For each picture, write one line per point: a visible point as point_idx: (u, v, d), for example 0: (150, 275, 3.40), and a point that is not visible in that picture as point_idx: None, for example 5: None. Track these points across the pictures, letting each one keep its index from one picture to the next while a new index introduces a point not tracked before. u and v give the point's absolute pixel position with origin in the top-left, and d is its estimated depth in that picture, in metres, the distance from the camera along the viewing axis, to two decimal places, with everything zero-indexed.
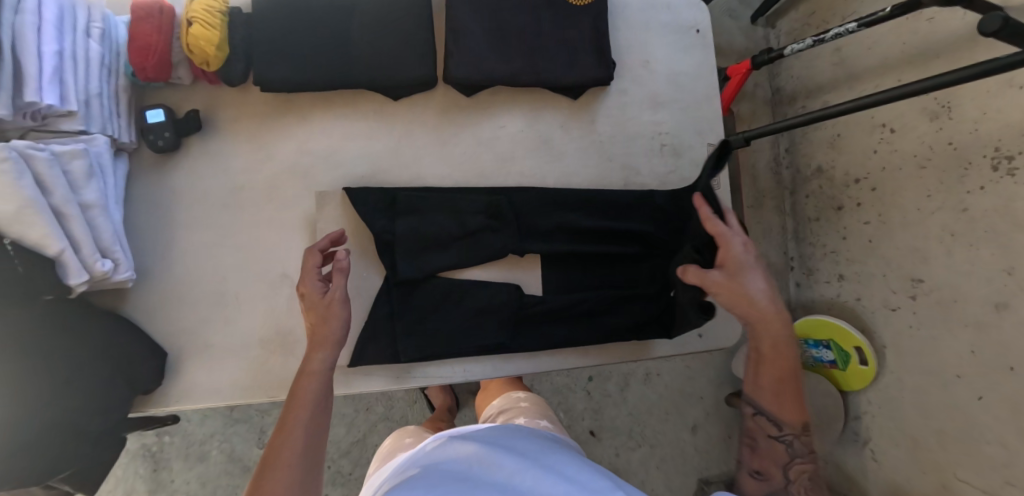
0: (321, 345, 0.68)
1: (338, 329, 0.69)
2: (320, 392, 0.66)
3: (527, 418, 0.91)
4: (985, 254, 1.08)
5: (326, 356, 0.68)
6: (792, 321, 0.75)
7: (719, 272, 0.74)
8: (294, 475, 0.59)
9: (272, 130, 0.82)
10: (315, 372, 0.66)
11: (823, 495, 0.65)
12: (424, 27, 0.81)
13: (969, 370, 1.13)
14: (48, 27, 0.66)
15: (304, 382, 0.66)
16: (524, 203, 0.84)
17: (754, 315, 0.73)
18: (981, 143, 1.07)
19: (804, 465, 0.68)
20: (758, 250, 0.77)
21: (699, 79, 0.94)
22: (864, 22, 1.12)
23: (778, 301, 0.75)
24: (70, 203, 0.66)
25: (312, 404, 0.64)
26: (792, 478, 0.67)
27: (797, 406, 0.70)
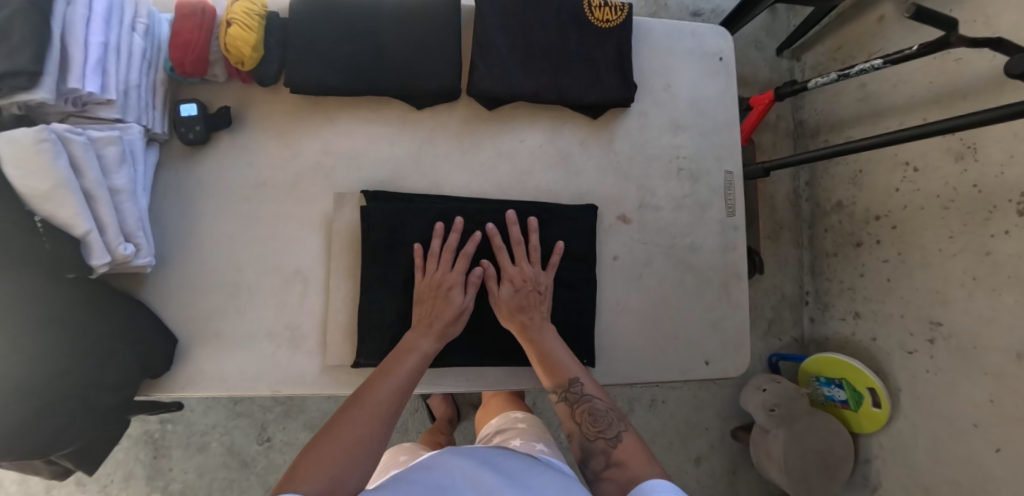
0: (432, 334, 0.74)
1: (449, 328, 0.75)
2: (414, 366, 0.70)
3: (523, 439, 0.90)
4: (1008, 300, 1.05)
5: (433, 342, 0.74)
6: (547, 314, 0.80)
7: (490, 289, 0.79)
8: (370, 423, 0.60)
9: (299, 130, 0.84)
10: (420, 352, 0.72)
11: (609, 424, 0.69)
12: (452, 40, 0.84)
13: (987, 419, 1.09)
14: (97, 20, 0.69)
15: (404, 358, 0.70)
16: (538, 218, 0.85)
17: (515, 321, 0.78)
18: (1006, 188, 1.05)
19: (584, 407, 0.72)
20: (534, 266, 0.82)
21: (722, 106, 0.94)
22: (890, 59, 1.11)
23: (534, 301, 0.80)
24: (99, 186, 0.68)
25: (408, 374, 0.68)
26: (580, 421, 0.71)
27: (556, 373, 0.75)
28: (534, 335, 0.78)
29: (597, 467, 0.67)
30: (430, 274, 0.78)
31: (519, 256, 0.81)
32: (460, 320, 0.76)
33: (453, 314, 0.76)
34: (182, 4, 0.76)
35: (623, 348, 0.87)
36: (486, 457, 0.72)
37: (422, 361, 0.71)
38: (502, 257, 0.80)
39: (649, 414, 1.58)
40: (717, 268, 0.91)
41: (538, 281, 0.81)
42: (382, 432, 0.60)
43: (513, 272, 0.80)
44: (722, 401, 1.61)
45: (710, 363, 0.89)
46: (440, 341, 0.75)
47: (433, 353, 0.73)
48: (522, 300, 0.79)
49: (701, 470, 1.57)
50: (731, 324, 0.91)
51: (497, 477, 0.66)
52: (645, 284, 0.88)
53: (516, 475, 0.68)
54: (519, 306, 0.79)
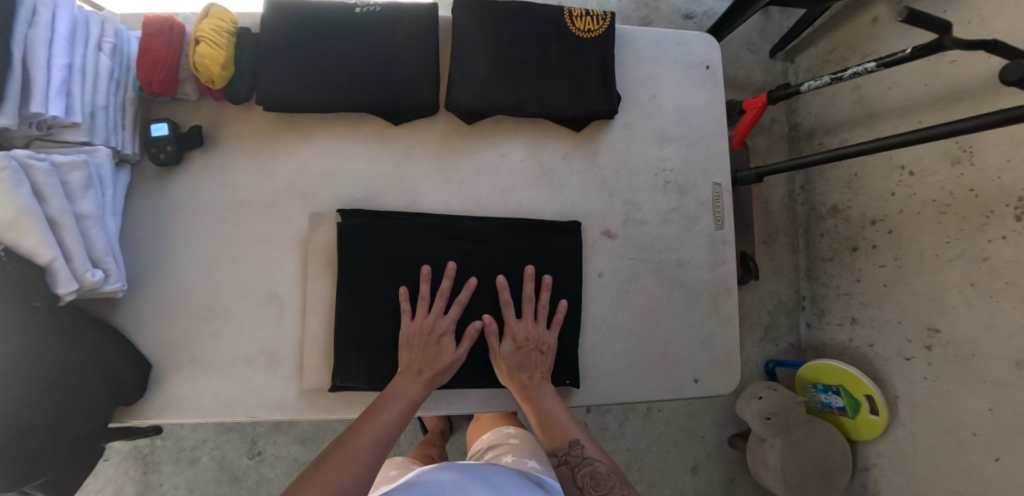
0: (416, 379, 0.74)
1: (437, 373, 0.75)
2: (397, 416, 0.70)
3: (516, 455, 0.88)
4: (1006, 308, 1.03)
5: (416, 388, 0.74)
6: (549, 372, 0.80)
7: (492, 345, 0.79)
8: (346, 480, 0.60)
9: (274, 148, 0.82)
10: (403, 399, 0.72)
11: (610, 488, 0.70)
12: (430, 53, 0.81)
13: (986, 428, 1.07)
14: (60, 40, 0.68)
15: (388, 405, 0.71)
16: (520, 233, 0.83)
17: (514, 379, 0.78)
18: (1004, 192, 1.03)
19: (587, 470, 0.73)
20: (541, 325, 0.81)
21: (709, 116, 0.92)
22: (883, 63, 1.08)
23: (535, 360, 0.80)
24: (65, 213, 0.66)
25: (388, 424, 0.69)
26: (583, 485, 0.72)
27: (555, 436, 0.76)
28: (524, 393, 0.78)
29: None
30: (420, 318, 0.78)
31: (527, 312, 0.81)
32: (451, 366, 0.77)
33: (445, 363, 0.76)
34: (149, 21, 0.74)
35: (609, 367, 0.85)
36: (477, 470, 0.69)
37: (407, 410, 0.72)
38: (508, 313, 0.80)
39: (645, 423, 1.56)
40: (706, 283, 0.89)
41: (541, 340, 0.80)
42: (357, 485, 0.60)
43: (517, 329, 0.79)
44: (719, 409, 1.59)
45: (699, 381, 0.87)
46: (427, 389, 0.74)
47: (418, 402, 0.73)
48: (524, 357, 0.79)
49: (698, 479, 1.55)
50: (721, 341, 0.88)
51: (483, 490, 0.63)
52: (631, 301, 0.86)
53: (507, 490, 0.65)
54: (518, 365, 0.79)
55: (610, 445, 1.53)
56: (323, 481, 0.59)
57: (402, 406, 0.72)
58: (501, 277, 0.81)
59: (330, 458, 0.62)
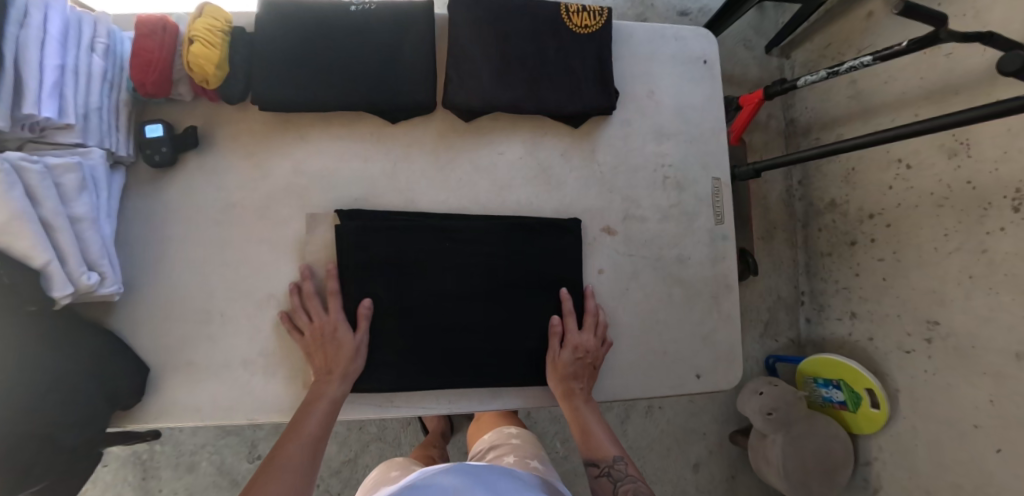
0: (339, 378, 0.74)
1: (353, 366, 0.75)
2: (323, 419, 0.71)
3: (517, 456, 0.88)
4: (1005, 300, 1.03)
5: (339, 386, 0.74)
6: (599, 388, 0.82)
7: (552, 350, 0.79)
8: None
9: (270, 148, 0.81)
10: (327, 400, 0.73)
11: None
12: (426, 51, 0.81)
13: (987, 421, 1.07)
14: (52, 41, 0.67)
15: (311, 409, 0.72)
16: (517, 230, 0.82)
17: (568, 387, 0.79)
18: (1001, 184, 1.03)
19: (627, 487, 0.74)
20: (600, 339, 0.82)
21: (706, 111, 0.92)
22: (879, 56, 1.08)
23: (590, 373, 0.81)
24: (58, 215, 0.65)
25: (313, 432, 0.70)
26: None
27: (600, 447, 0.78)
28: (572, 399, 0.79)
29: None
30: (315, 321, 0.76)
31: (587, 325, 0.81)
32: (359, 357, 0.76)
33: (351, 357, 0.75)
34: (142, 21, 0.73)
35: (610, 364, 0.84)
36: (480, 473, 0.70)
37: (331, 410, 0.73)
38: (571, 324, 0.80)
39: (646, 420, 1.55)
40: (706, 278, 0.89)
41: (598, 356, 0.81)
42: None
43: (579, 340, 0.79)
44: (720, 405, 1.59)
45: (701, 376, 0.87)
46: (347, 383, 0.74)
47: (342, 399, 0.74)
48: (579, 368, 0.80)
49: (700, 476, 1.55)
50: (722, 337, 0.88)
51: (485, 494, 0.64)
52: (631, 298, 0.86)
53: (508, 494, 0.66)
54: (574, 373, 0.79)
55: None
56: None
57: (326, 407, 0.72)
58: (500, 275, 0.81)
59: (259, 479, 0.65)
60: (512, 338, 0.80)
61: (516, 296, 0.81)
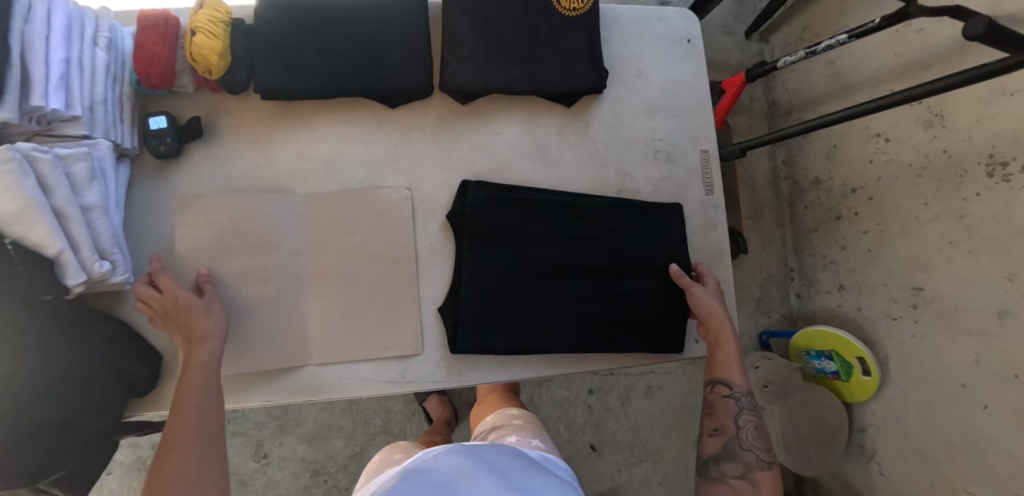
0: (205, 339, 0.73)
1: (219, 323, 0.75)
2: (210, 378, 0.71)
3: (519, 436, 0.90)
4: (985, 261, 1.07)
5: (212, 347, 0.73)
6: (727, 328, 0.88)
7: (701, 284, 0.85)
8: (194, 458, 0.64)
9: (272, 136, 0.83)
10: (204, 363, 0.71)
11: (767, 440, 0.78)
12: (421, 36, 0.83)
13: (973, 379, 1.10)
14: (57, 35, 0.68)
15: (190, 374, 0.70)
16: (537, 204, 0.85)
17: (716, 314, 0.83)
18: (975, 151, 1.08)
19: (748, 417, 0.79)
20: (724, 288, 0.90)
21: (694, 88, 0.95)
22: (855, 34, 1.12)
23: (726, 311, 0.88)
24: (70, 204, 0.67)
25: (203, 392, 0.69)
26: (741, 426, 0.79)
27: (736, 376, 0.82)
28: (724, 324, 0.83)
29: (733, 471, 0.75)
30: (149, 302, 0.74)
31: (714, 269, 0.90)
32: (215, 313, 0.75)
33: (204, 314, 0.74)
34: (144, 16, 0.75)
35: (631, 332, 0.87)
36: (481, 453, 0.71)
37: (213, 367, 0.72)
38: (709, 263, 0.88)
39: (647, 401, 1.58)
40: (700, 247, 0.92)
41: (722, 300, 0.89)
42: (202, 460, 0.65)
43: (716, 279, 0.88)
44: None
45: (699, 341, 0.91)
46: (218, 341, 0.74)
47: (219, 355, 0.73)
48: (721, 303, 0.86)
49: None
50: None
51: (490, 475, 0.65)
52: None
53: (512, 473, 0.67)
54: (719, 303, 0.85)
55: (614, 425, 1.56)
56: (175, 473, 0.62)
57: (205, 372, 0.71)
58: (515, 247, 0.83)
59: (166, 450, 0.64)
60: (533, 308, 0.82)
61: (535, 267, 0.83)
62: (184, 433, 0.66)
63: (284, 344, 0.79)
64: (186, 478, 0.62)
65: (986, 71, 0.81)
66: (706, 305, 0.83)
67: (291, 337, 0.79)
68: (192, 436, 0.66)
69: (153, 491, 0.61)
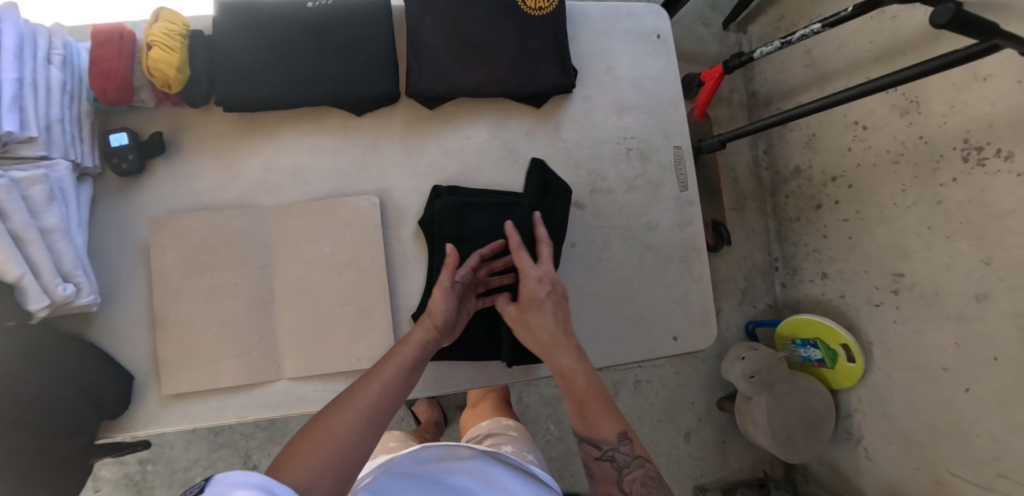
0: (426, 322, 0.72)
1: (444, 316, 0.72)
2: (410, 360, 0.68)
3: (515, 447, 0.90)
4: (963, 246, 1.07)
5: (424, 332, 0.71)
6: (581, 350, 0.75)
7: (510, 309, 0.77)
8: (352, 422, 0.59)
9: (238, 148, 0.82)
10: (412, 344, 0.69)
11: None
12: (385, 42, 0.82)
13: (954, 362, 1.11)
14: (8, 55, 0.67)
15: (400, 348, 0.69)
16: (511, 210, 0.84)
17: (539, 348, 0.75)
18: (951, 136, 1.08)
19: (634, 474, 0.72)
20: (557, 284, 0.76)
21: (664, 83, 0.94)
22: (828, 23, 1.11)
23: (569, 332, 0.76)
24: (29, 227, 0.65)
25: (400, 368, 0.66)
26: (628, 489, 0.72)
27: (602, 428, 0.73)
28: (566, 361, 0.73)
29: None
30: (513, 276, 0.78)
31: (543, 255, 0.78)
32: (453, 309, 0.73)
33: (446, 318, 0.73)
34: (97, 30, 0.73)
35: (592, 331, 0.87)
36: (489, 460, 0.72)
37: (422, 353, 0.70)
38: (521, 258, 0.76)
39: (636, 395, 1.59)
40: (676, 244, 0.92)
41: (557, 286, 0.77)
42: (357, 423, 0.59)
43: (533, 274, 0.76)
44: (705, 374, 1.63)
45: (678, 338, 0.90)
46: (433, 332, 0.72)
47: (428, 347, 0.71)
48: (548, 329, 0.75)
49: (691, 444, 1.59)
50: (695, 299, 0.91)
51: (507, 482, 0.68)
52: (606, 267, 0.89)
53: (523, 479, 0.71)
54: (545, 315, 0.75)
55: None
56: (330, 427, 0.57)
57: (398, 366, 0.67)
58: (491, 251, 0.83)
59: (339, 402, 0.61)
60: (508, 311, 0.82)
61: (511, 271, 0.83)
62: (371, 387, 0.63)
63: (258, 358, 0.78)
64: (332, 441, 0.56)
65: (961, 55, 0.81)
66: (535, 338, 0.75)
67: (265, 351, 0.79)
68: (371, 398, 0.62)
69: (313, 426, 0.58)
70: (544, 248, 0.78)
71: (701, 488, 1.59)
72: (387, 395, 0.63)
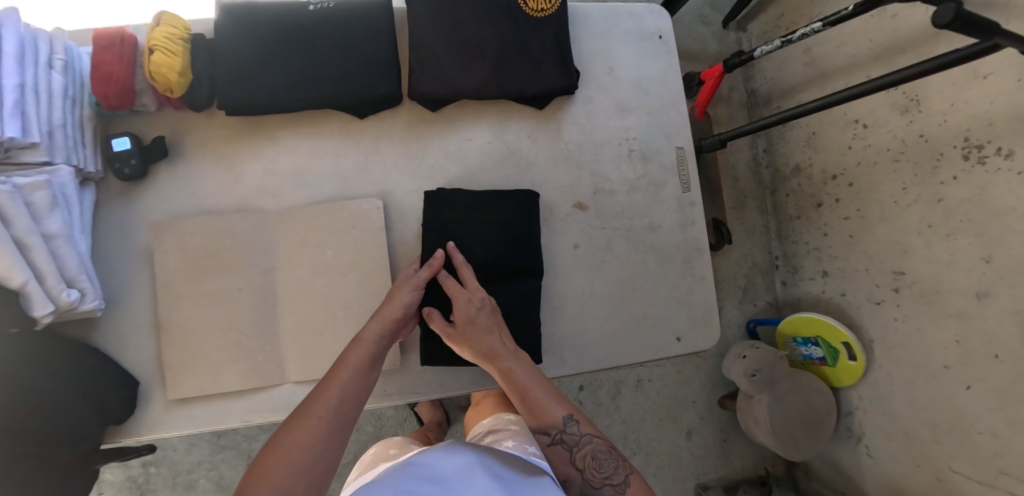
0: (375, 320, 0.74)
1: (398, 312, 0.75)
2: (366, 357, 0.70)
3: (516, 437, 0.85)
4: (964, 244, 1.08)
5: (377, 328, 0.73)
6: (520, 351, 0.78)
7: (445, 328, 0.77)
8: (316, 431, 0.62)
9: (240, 152, 0.82)
10: (367, 341, 0.71)
11: (607, 472, 0.72)
12: (387, 45, 0.82)
13: (955, 359, 1.12)
14: (9, 61, 0.67)
15: (353, 348, 0.71)
16: (514, 212, 0.84)
17: (482, 356, 0.76)
18: (951, 135, 1.08)
19: (586, 451, 0.74)
20: (486, 300, 0.78)
21: (666, 83, 0.94)
22: (829, 22, 1.11)
23: (507, 338, 0.78)
24: (32, 233, 0.65)
25: (355, 370, 0.69)
26: (583, 466, 0.73)
27: (547, 414, 0.75)
28: (508, 363, 0.76)
29: None
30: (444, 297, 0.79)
31: (466, 276, 0.79)
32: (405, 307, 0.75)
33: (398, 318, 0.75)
34: (98, 35, 0.73)
35: (594, 332, 0.87)
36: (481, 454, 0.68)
37: (376, 350, 0.72)
38: (450, 284, 0.77)
39: (637, 394, 1.59)
40: (678, 245, 0.92)
41: (489, 302, 0.79)
42: (321, 432, 0.62)
43: (459, 295, 0.77)
44: (707, 373, 1.63)
45: (682, 339, 0.90)
46: (384, 326, 0.74)
47: (381, 341, 0.72)
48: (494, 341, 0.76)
49: (693, 443, 1.60)
50: (697, 299, 0.91)
51: (487, 476, 0.64)
52: (609, 268, 0.89)
53: (509, 474, 0.66)
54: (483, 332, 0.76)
55: (606, 420, 1.56)
56: (293, 441, 0.60)
57: (353, 367, 0.69)
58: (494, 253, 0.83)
59: (299, 413, 0.63)
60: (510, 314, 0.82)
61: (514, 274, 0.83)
62: (330, 393, 0.66)
63: (262, 362, 0.78)
64: (297, 453, 0.59)
65: (961, 55, 0.81)
66: (477, 351, 0.76)
67: (269, 354, 0.79)
68: (331, 403, 0.65)
69: (277, 440, 0.61)
70: (467, 269, 0.79)
71: (703, 486, 1.59)
72: (345, 399, 0.66)
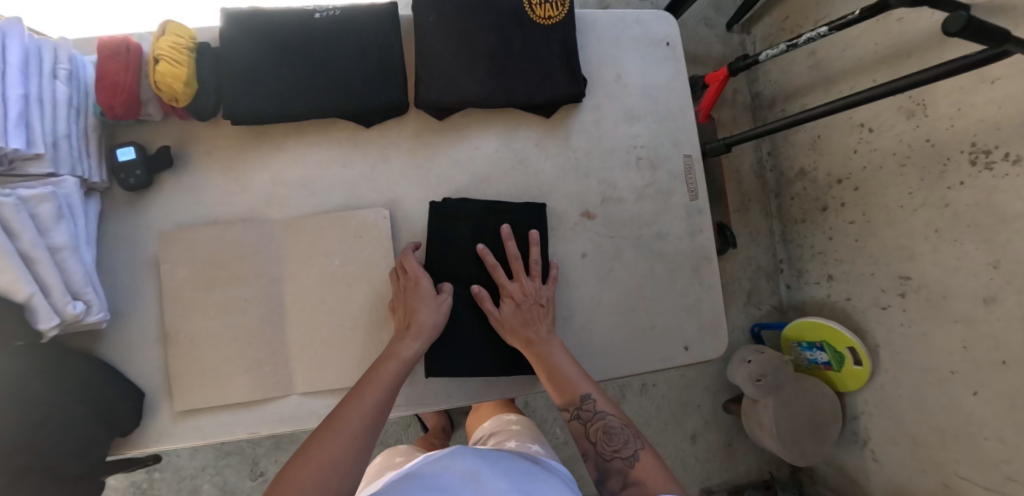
0: (413, 334, 0.74)
1: (430, 318, 0.75)
2: (397, 374, 0.71)
3: (518, 441, 0.88)
4: (971, 249, 1.07)
5: (416, 345, 0.74)
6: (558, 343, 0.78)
7: (494, 313, 0.79)
8: (341, 447, 0.60)
9: (247, 161, 0.82)
10: (400, 358, 0.73)
11: (620, 447, 0.72)
12: (393, 53, 0.81)
13: (961, 365, 1.11)
14: (14, 72, 0.66)
15: (386, 364, 0.72)
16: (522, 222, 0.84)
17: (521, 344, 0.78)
18: (958, 139, 1.07)
19: (599, 425, 0.74)
20: (543, 297, 0.80)
21: (673, 90, 0.94)
22: (835, 26, 1.09)
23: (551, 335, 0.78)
24: (37, 246, 0.65)
25: (384, 389, 0.68)
26: (595, 440, 0.74)
27: (567, 391, 0.75)
28: (545, 345, 0.77)
29: (615, 486, 0.70)
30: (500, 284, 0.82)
31: (517, 271, 0.81)
32: (439, 313, 0.77)
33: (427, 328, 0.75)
34: (102, 44, 0.72)
35: (602, 341, 0.86)
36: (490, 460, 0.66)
37: (408, 365, 0.73)
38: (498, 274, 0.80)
39: (642, 398, 1.59)
40: (686, 253, 0.91)
41: (540, 295, 0.80)
42: (345, 445, 0.61)
43: (512, 289, 0.80)
44: (712, 376, 1.63)
45: (689, 348, 0.89)
46: (421, 342, 0.75)
47: (415, 358, 0.74)
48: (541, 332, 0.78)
49: (698, 447, 1.59)
50: (706, 307, 0.91)
51: (497, 481, 0.61)
52: (617, 277, 0.88)
53: (522, 479, 0.64)
54: (522, 322, 0.78)
55: None
56: (316, 455, 0.58)
57: (382, 384, 0.69)
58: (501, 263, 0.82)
59: (326, 426, 0.62)
60: None
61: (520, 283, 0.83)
62: (357, 409, 0.65)
63: (269, 372, 0.78)
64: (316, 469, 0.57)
65: (970, 62, 0.79)
66: (517, 337, 0.78)
67: (276, 365, 0.78)
68: (358, 419, 0.64)
69: (300, 454, 0.59)
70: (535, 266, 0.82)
71: (708, 490, 1.59)
72: (372, 415, 0.65)
